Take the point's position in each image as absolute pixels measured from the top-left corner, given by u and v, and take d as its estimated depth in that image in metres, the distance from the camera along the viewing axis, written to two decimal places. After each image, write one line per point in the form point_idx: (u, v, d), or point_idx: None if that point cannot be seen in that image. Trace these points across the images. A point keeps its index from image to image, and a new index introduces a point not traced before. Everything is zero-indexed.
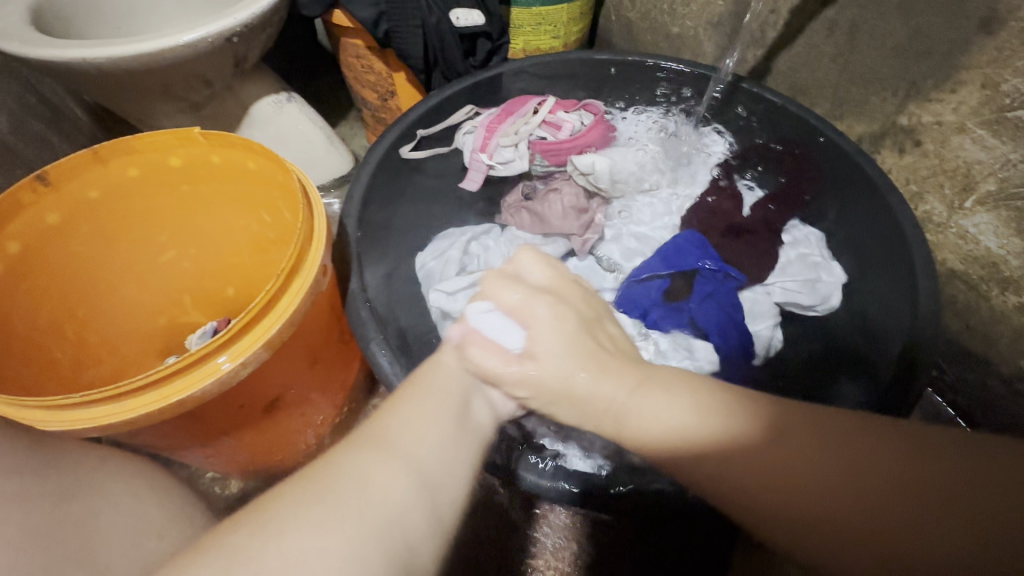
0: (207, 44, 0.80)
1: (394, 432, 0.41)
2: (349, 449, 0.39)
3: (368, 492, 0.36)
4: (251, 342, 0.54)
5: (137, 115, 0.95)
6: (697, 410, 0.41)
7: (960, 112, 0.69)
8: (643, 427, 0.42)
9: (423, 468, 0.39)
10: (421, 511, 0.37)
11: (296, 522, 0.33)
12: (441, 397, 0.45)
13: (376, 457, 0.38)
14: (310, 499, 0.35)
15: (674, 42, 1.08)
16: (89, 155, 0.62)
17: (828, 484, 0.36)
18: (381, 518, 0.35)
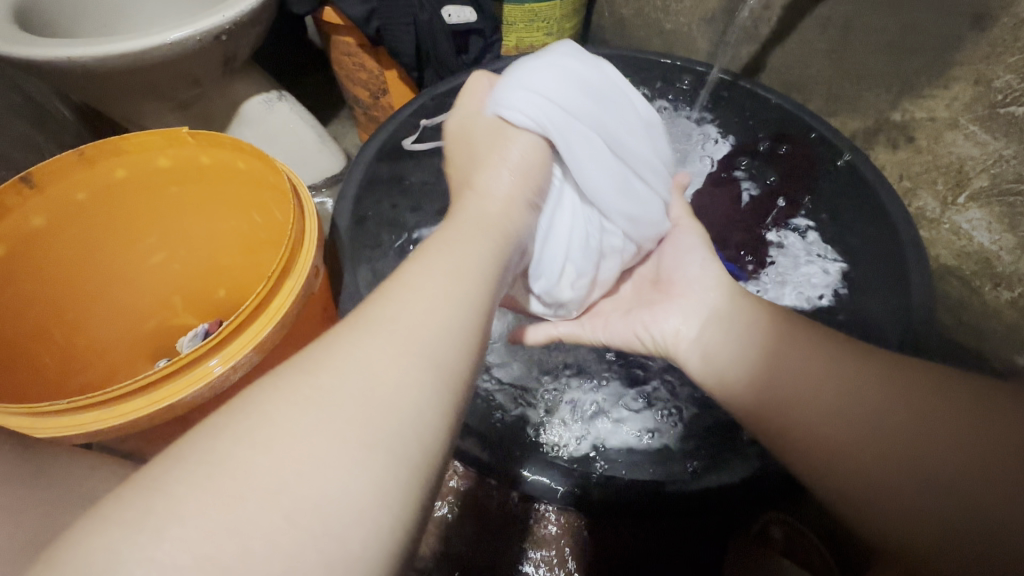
0: (195, 42, 0.79)
1: (396, 311, 0.34)
2: (348, 336, 0.32)
3: (368, 381, 0.30)
4: (242, 344, 0.53)
5: (124, 114, 0.94)
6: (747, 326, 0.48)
7: (953, 108, 0.69)
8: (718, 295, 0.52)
9: (429, 345, 0.32)
10: (433, 396, 0.31)
11: (285, 421, 0.27)
12: (456, 272, 0.38)
13: (376, 342, 0.31)
14: (296, 394, 0.28)
15: (667, 39, 1.08)
16: (76, 158, 0.61)
17: (855, 400, 0.40)
18: (384, 405, 0.29)
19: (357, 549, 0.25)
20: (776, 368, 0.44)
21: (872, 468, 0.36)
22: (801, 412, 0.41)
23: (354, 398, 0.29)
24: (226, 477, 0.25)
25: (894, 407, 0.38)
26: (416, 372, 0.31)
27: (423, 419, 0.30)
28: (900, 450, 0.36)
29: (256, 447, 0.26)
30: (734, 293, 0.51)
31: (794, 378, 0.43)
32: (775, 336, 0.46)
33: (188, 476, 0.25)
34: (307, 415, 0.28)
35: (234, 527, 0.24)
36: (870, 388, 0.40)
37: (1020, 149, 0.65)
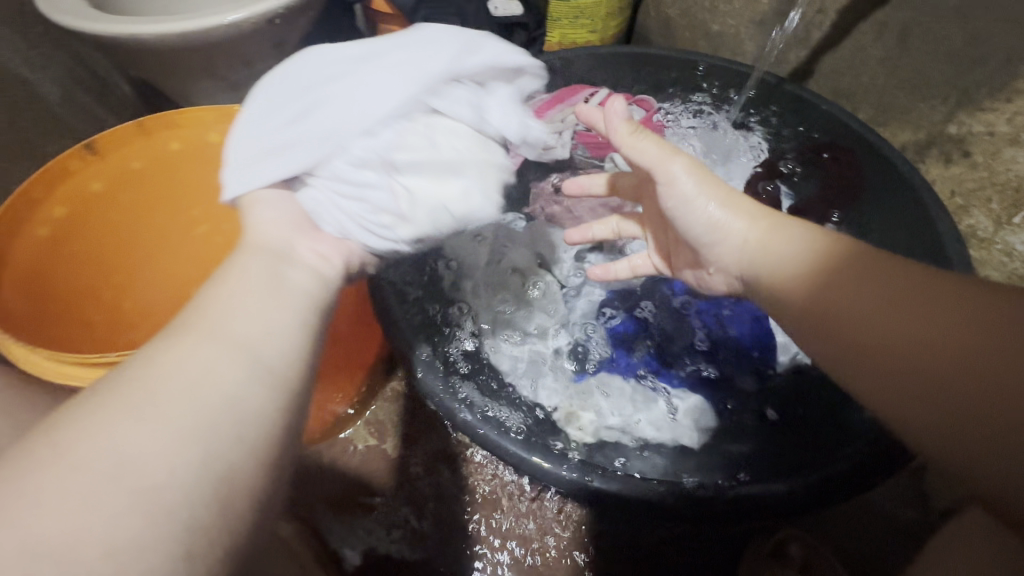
0: (249, 25, 0.82)
1: (225, 321, 0.37)
2: (175, 343, 0.36)
3: (193, 376, 0.34)
4: None
5: (180, 91, 0.98)
6: (812, 252, 0.46)
7: (1016, 123, 0.66)
8: (778, 258, 0.47)
9: (258, 351, 0.37)
10: (266, 392, 0.36)
11: (112, 421, 0.31)
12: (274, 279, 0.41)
13: (199, 349, 0.35)
14: (118, 401, 0.32)
15: (714, 41, 1.06)
16: (134, 127, 0.65)
17: (917, 325, 0.39)
18: (204, 399, 0.33)
19: (183, 531, 0.29)
20: (832, 301, 0.43)
21: (937, 387, 0.37)
22: (869, 360, 0.41)
23: (174, 395, 0.33)
24: (71, 468, 0.29)
25: (942, 317, 0.39)
26: (238, 369, 0.35)
27: (246, 404, 0.34)
28: (963, 360, 0.37)
29: (87, 447, 0.30)
30: (768, 256, 0.47)
31: (853, 310, 0.42)
32: (813, 264, 0.45)
33: (40, 476, 0.28)
34: (138, 413, 0.31)
35: (68, 519, 0.27)
36: (933, 309, 0.39)
37: None
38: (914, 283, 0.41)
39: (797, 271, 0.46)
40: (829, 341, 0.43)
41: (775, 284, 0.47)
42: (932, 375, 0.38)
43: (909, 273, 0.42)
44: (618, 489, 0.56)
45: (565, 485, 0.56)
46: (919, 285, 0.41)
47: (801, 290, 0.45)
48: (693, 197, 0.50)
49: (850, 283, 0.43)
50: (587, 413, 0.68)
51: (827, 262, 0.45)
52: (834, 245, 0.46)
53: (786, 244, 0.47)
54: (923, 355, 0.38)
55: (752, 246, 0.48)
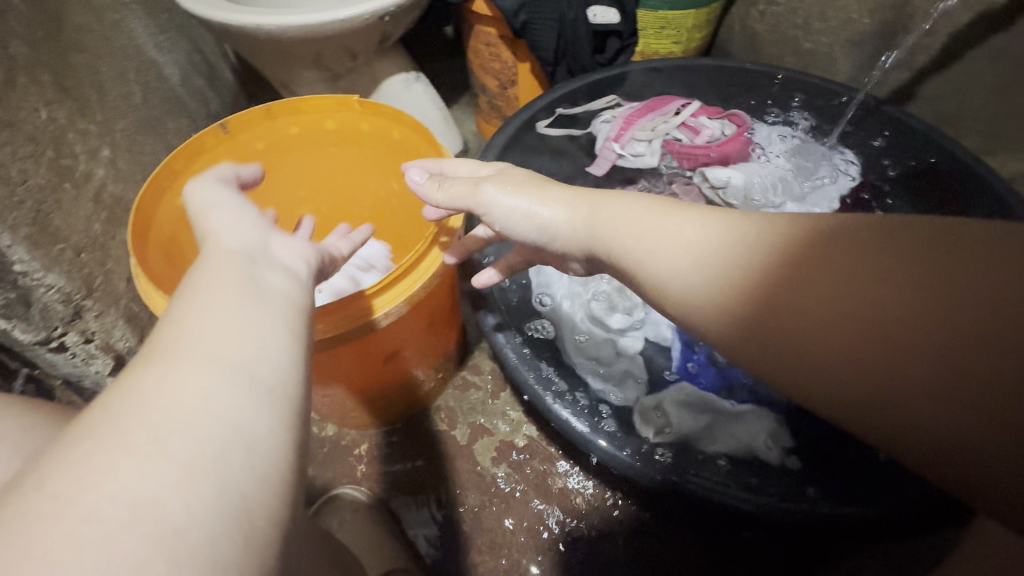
0: (361, 21, 0.87)
1: (211, 337, 0.32)
2: (146, 369, 0.30)
3: (175, 385, 0.29)
4: (397, 295, 0.58)
5: (283, 78, 1.04)
6: (723, 236, 0.40)
7: None
8: (659, 250, 0.42)
9: (255, 368, 0.32)
10: (273, 413, 0.31)
11: (82, 455, 0.26)
12: (263, 296, 0.36)
13: (174, 371, 0.30)
14: (95, 444, 0.26)
15: (804, 59, 1.05)
16: (264, 110, 0.69)
17: (860, 320, 0.33)
18: (195, 408, 0.29)
19: (211, 564, 0.25)
20: (761, 303, 0.37)
21: (943, 392, 0.30)
22: (819, 378, 0.34)
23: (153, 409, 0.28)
24: (53, 505, 0.24)
25: (882, 295, 0.33)
26: (233, 389, 0.30)
27: (260, 434, 0.29)
28: (946, 346, 0.30)
29: (52, 488, 0.25)
30: (664, 250, 0.42)
31: (788, 314, 0.35)
32: (710, 259, 0.40)
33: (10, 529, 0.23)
34: (123, 449, 0.26)
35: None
36: (870, 291, 0.33)
37: None
38: (840, 261, 0.35)
39: (714, 264, 0.39)
40: (763, 356, 0.36)
41: (684, 289, 0.40)
42: (903, 381, 0.31)
43: (813, 250, 0.36)
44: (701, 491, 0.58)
45: (653, 484, 0.60)
46: (857, 262, 0.34)
47: (715, 293, 0.39)
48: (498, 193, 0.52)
49: (774, 279, 0.36)
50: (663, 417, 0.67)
51: (750, 253, 0.38)
52: (736, 233, 0.39)
53: (622, 218, 0.46)
54: (902, 352, 0.31)
55: (631, 237, 0.44)
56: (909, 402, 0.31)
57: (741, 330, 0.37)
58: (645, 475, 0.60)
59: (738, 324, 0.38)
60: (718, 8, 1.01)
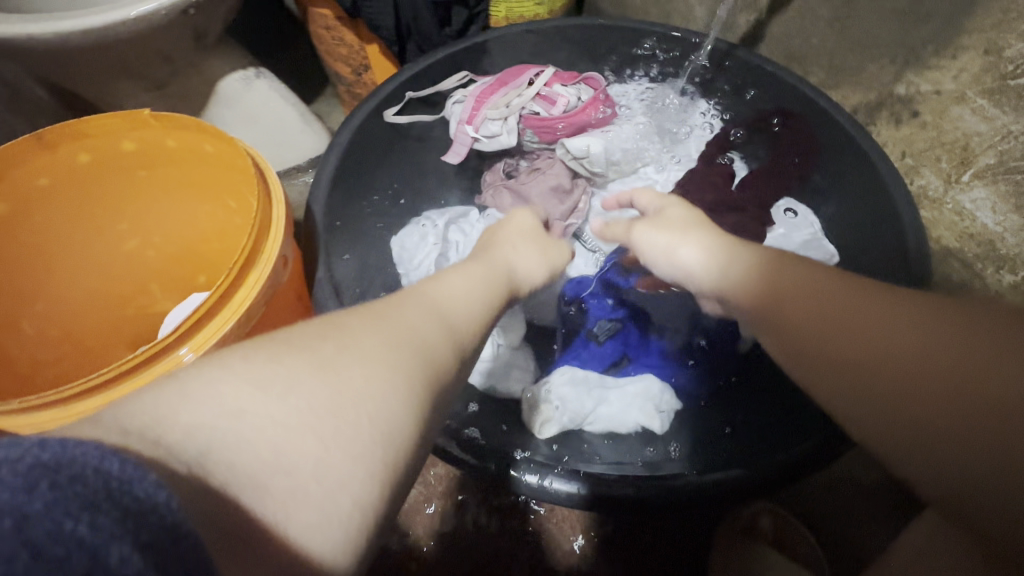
0: (161, 17, 0.75)
1: (373, 343, 0.34)
2: (337, 345, 0.33)
3: (407, 327, 0.37)
4: (208, 336, 0.50)
5: (97, 94, 0.91)
6: (757, 256, 0.49)
7: (961, 80, 0.65)
8: (727, 263, 0.51)
9: (402, 409, 0.32)
10: (366, 488, 0.29)
11: (359, 348, 0.33)
12: (415, 343, 0.37)
13: (359, 363, 0.32)
14: (261, 382, 0.29)
15: (664, 8, 1.02)
16: (32, 142, 0.58)
17: (871, 321, 0.38)
18: (426, 356, 0.36)
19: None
20: (780, 297, 0.44)
21: (921, 391, 0.34)
22: (822, 352, 0.40)
23: (405, 342, 0.36)
24: (320, 370, 0.31)
25: (859, 308, 0.40)
26: (389, 413, 0.32)
27: (369, 463, 0.29)
28: (892, 363, 0.36)
29: (209, 413, 0.27)
30: (724, 260, 0.51)
31: (796, 307, 0.43)
32: (746, 267, 0.49)
33: (293, 366, 0.31)
34: (263, 401, 0.28)
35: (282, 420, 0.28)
36: (888, 309, 0.38)
37: None
38: (852, 285, 0.42)
39: (755, 265, 0.48)
40: (778, 341, 0.44)
41: (727, 289, 0.50)
42: (896, 374, 0.36)
43: (853, 278, 0.43)
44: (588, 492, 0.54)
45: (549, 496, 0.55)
46: (861, 288, 0.41)
47: (741, 288, 0.48)
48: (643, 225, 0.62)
49: (793, 278, 0.45)
50: (553, 406, 0.65)
51: (775, 263, 0.47)
52: (781, 253, 0.48)
53: (713, 240, 0.54)
54: (899, 363, 0.36)
55: (710, 266, 0.52)
56: (898, 396, 0.35)
57: (751, 309, 0.47)
58: (566, 499, 0.54)
59: (762, 320, 0.46)
60: None
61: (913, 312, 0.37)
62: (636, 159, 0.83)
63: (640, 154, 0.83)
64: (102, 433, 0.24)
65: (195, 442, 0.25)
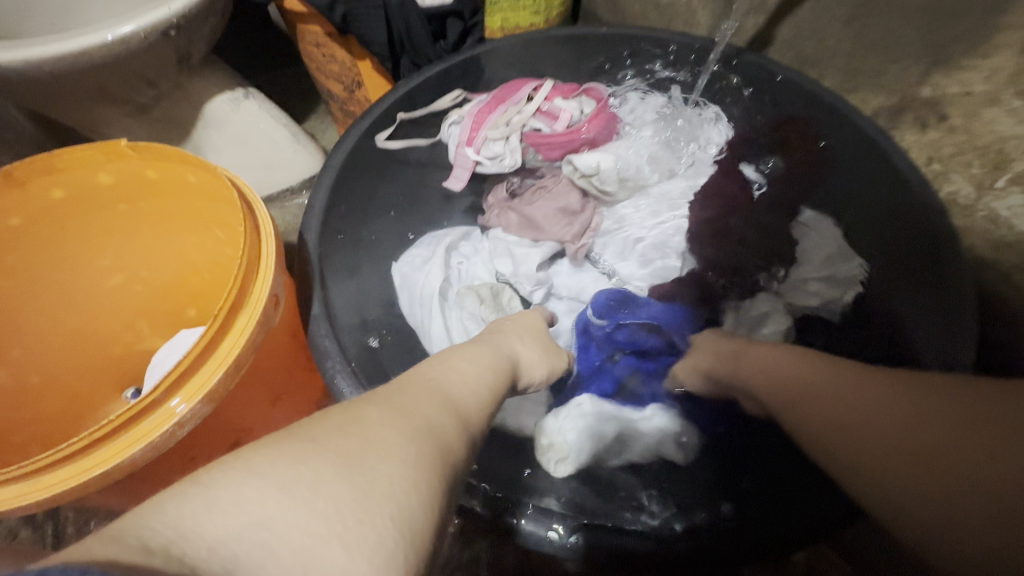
0: (141, 39, 0.72)
1: (383, 426, 0.32)
2: (360, 428, 0.31)
3: (418, 411, 0.35)
4: (196, 387, 0.45)
5: (78, 120, 0.87)
6: (781, 353, 0.52)
7: (994, 80, 0.60)
8: (759, 362, 0.53)
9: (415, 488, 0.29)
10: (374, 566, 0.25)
11: (379, 439, 0.31)
12: (430, 426, 0.34)
13: (377, 449, 0.30)
14: (270, 471, 0.27)
15: (667, 13, 0.98)
16: (2, 178, 0.54)
17: (885, 411, 0.41)
18: (437, 442, 0.33)
19: None
20: (804, 389, 0.47)
21: (924, 470, 0.36)
22: (839, 442, 0.42)
23: (420, 429, 0.33)
24: (332, 458, 0.29)
25: (860, 391, 0.44)
26: (396, 488, 0.29)
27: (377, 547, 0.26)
28: (894, 447, 0.39)
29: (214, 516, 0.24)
30: (752, 358, 0.54)
31: (814, 398, 0.46)
32: (772, 359, 0.52)
33: (302, 454, 0.28)
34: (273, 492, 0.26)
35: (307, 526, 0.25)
36: (895, 402, 0.41)
37: None
38: (869, 379, 0.44)
39: (776, 361, 0.51)
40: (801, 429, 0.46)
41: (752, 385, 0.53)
42: (894, 457, 0.38)
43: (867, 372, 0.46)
44: (602, 544, 0.50)
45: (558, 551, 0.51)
46: (876, 384, 0.44)
47: (767, 379, 0.51)
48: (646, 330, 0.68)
49: (808, 373, 0.48)
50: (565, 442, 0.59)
51: (794, 358, 0.51)
52: (806, 352, 0.51)
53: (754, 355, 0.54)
54: (902, 450, 0.38)
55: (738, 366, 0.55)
56: (898, 477, 0.37)
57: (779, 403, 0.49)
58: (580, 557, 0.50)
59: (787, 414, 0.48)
60: None
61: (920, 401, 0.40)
62: (646, 173, 0.79)
63: (651, 167, 0.79)
64: (135, 548, 0.21)
65: (218, 558, 0.23)
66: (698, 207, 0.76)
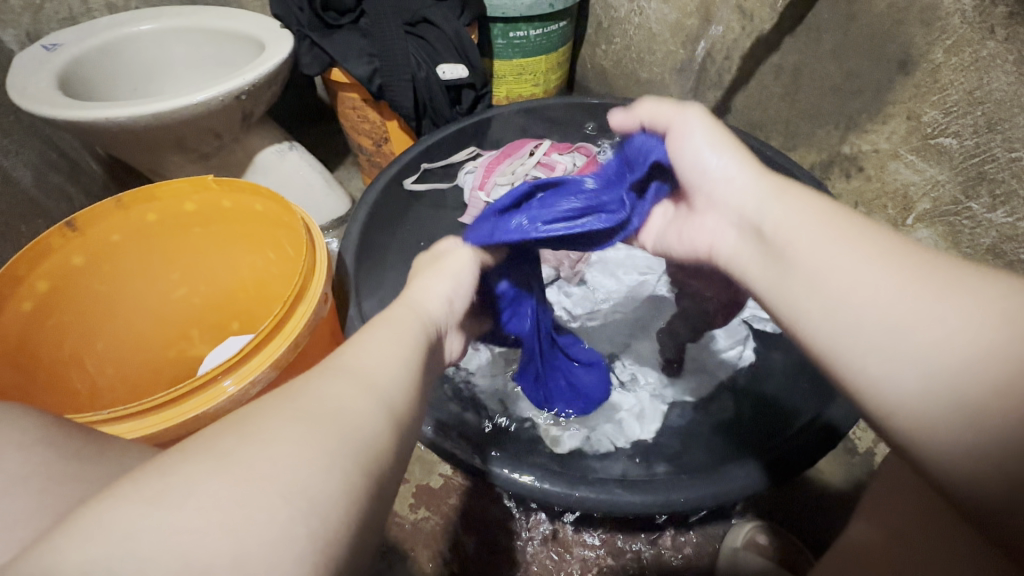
0: (218, 102, 0.89)
1: (286, 410, 0.30)
2: (266, 421, 0.29)
3: (332, 404, 0.32)
4: (259, 362, 0.58)
5: (150, 165, 1.03)
6: (828, 217, 0.42)
7: (893, 140, 0.77)
8: (783, 212, 0.45)
9: (334, 460, 0.28)
10: (293, 533, 0.25)
11: (273, 436, 0.28)
12: (337, 411, 0.31)
13: (286, 431, 0.29)
14: (156, 481, 0.25)
15: (644, 87, 1.18)
16: (113, 203, 0.69)
17: (942, 315, 0.33)
18: (350, 424, 0.31)
19: None
20: (832, 256, 0.40)
21: (953, 386, 0.31)
22: (857, 321, 0.36)
23: (332, 421, 0.30)
24: (230, 454, 0.27)
25: (914, 285, 0.35)
26: (304, 463, 0.27)
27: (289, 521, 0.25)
28: (933, 347, 0.32)
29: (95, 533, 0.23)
30: (774, 212, 0.45)
31: (839, 266, 0.39)
32: (815, 224, 0.42)
33: (191, 462, 0.26)
34: (157, 500, 0.24)
35: (219, 517, 0.24)
36: (960, 306, 0.33)
37: (952, 175, 0.72)
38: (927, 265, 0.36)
39: (826, 229, 0.41)
40: (799, 296, 0.41)
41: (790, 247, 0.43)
42: (930, 363, 0.32)
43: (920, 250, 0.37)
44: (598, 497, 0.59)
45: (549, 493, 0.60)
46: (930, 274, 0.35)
47: (813, 256, 0.41)
48: (701, 144, 0.52)
49: (867, 246, 0.39)
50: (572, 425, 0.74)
51: (857, 230, 0.40)
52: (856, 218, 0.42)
53: (795, 219, 0.44)
54: (937, 357, 0.32)
55: (778, 221, 0.45)
56: (915, 372, 0.33)
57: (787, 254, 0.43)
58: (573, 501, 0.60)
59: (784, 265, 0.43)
60: (562, 53, 1.18)
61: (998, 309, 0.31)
62: None
63: None
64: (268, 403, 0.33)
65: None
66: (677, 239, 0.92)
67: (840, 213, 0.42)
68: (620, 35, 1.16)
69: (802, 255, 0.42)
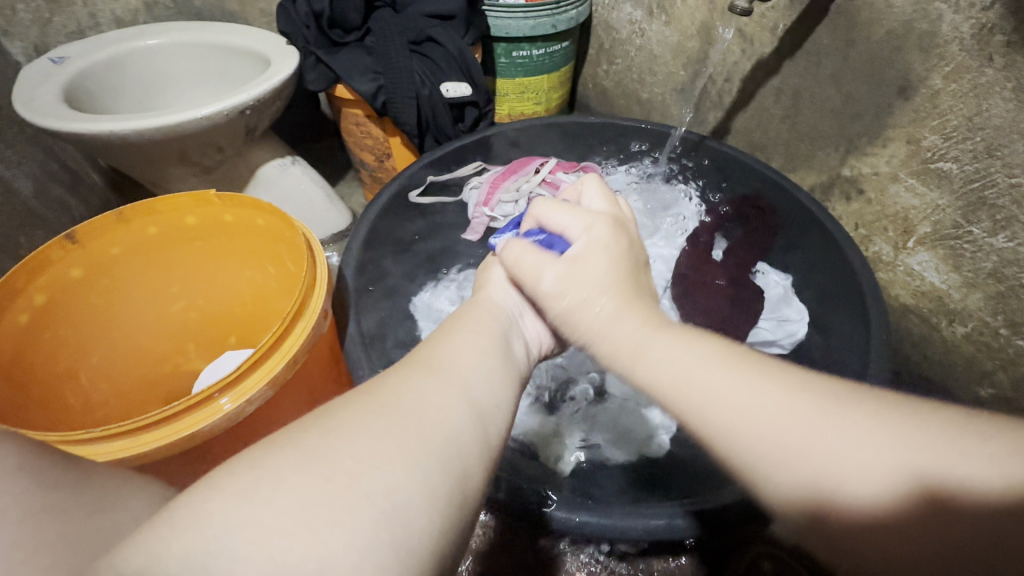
0: (222, 116, 0.90)
1: (396, 402, 0.33)
2: (373, 413, 0.32)
3: (429, 412, 0.34)
4: (256, 380, 0.57)
5: (151, 177, 1.03)
6: (694, 338, 0.40)
7: (893, 164, 0.77)
8: (654, 325, 0.43)
9: (437, 455, 0.31)
10: (408, 516, 0.27)
11: (375, 433, 0.31)
12: (435, 407, 0.34)
13: (387, 426, 0.31)
14: (277, 463, 0.28)
15: (645, 107, 1.19)
16: (114, 217, 0.69)
17: (835, 440, 0.32)
18: (445, 424, 0.33)
19: None
20: (705, 380, 0.37)
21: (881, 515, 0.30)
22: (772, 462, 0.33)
23: (425, 421, 0.33)
24: (345, 442, 0.29)
25: (794, 410, 0.34)
26: (409, 455, 0.30)
27: (408, 507, 0.28)
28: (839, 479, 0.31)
29: (222, 513, 0.25)
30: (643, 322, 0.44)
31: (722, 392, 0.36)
32: (687, 338, 0.40)
33: (308, 448, 0.29)
34: (275, 483, 0.27)
35: (332, 512, 0.26)
36: (856, 428, 0.32)
37: (952, 199, 0.72)
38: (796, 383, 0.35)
39: (697, 345, 0.40)
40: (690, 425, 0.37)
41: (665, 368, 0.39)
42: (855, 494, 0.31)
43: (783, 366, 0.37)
44: (610, 523, 0.58)
45: (577, 526, 0.59)
46: (811, 391, 0.34)
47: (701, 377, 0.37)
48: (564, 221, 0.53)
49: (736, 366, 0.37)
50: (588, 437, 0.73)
51: (722, 351, 0.39)
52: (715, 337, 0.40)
53: (661, 338, 0.41)
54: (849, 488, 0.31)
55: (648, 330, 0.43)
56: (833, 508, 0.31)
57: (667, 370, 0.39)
58: (592, 529, 0.59)
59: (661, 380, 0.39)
60: (564, 73, 1.19)
61: (883, 430, 0.31)
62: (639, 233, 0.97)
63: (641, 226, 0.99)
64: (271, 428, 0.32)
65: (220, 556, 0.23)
66: (681, 261, 0.92)
67: (703, 335, 0.41)
68: (622, 56, 1.18)
69: (689, 378, 0.38)
